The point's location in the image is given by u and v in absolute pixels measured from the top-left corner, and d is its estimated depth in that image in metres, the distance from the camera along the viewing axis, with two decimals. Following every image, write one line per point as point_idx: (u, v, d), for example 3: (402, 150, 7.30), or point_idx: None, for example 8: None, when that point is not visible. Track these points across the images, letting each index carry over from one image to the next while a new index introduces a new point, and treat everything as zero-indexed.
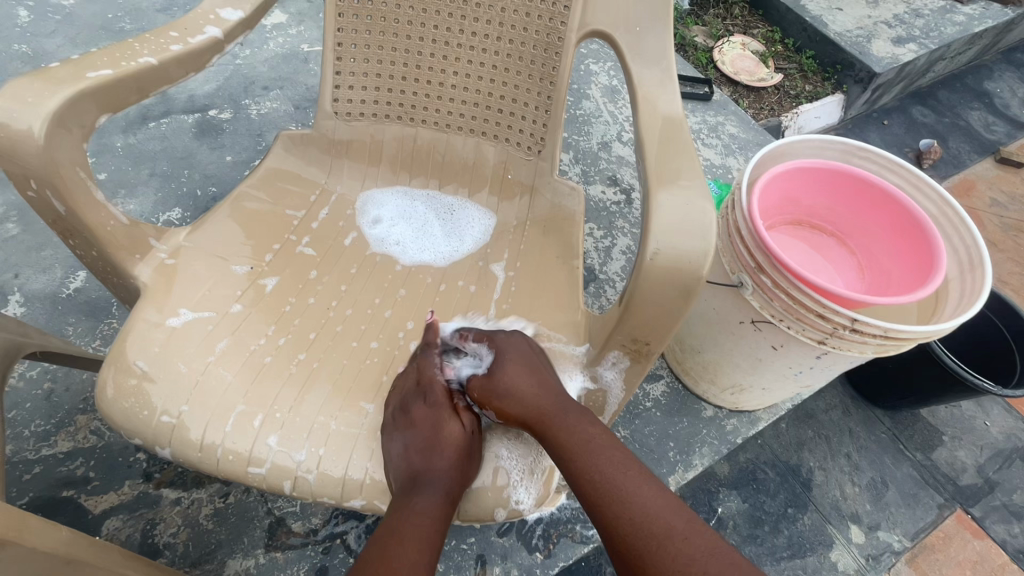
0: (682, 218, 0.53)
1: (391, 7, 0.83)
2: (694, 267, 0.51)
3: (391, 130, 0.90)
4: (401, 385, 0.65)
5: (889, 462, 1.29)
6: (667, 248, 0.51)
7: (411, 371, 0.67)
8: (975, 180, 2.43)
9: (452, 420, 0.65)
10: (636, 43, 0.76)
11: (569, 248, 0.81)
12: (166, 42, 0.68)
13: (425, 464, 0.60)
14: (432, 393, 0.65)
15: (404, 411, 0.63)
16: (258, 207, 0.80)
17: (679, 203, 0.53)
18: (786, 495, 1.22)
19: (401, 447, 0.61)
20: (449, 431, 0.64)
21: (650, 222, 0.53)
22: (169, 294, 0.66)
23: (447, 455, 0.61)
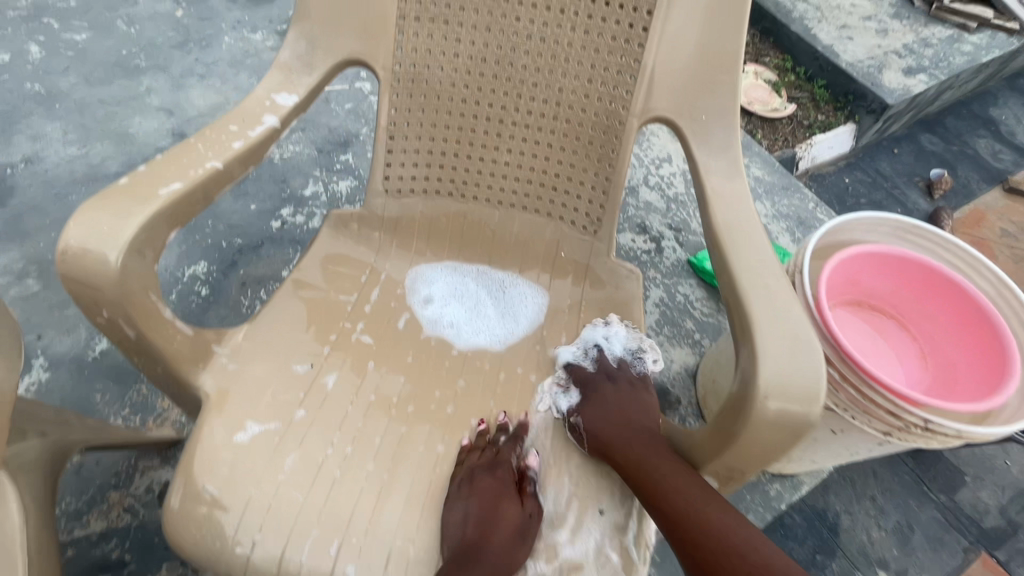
0: (788, 340, 0.52)
1: (446, 86, 0.82)
2: (808, 394, 0.50)
3: (442, 206, 0.88)
4: (479, 458, 0.67)
5: (913, 505, 1.24)
6: (778, 375, 0.50)
7: (492, 446, 0.69)
8: (985, 210, 2.45)
9: (514, 504, 0.65)
10: (702, 131, 0.75)
11: (633, 333, 0.79)
12: (228, 139, 0.66)
13: (479, 537, 0.61)
14: (501, 471, 0.66)
15: (473, 479, 0.65)
16: (311, 294, 0.78)
17: (782, 323, 0.54)
18: (814, 542, 1.17)
19: (461, 515, 0.62)
20: (507, 513, 0.64)
21: (756, 352, 0.52)
22: (234, 405, 0.64)
23: (504, 539, 0.61)
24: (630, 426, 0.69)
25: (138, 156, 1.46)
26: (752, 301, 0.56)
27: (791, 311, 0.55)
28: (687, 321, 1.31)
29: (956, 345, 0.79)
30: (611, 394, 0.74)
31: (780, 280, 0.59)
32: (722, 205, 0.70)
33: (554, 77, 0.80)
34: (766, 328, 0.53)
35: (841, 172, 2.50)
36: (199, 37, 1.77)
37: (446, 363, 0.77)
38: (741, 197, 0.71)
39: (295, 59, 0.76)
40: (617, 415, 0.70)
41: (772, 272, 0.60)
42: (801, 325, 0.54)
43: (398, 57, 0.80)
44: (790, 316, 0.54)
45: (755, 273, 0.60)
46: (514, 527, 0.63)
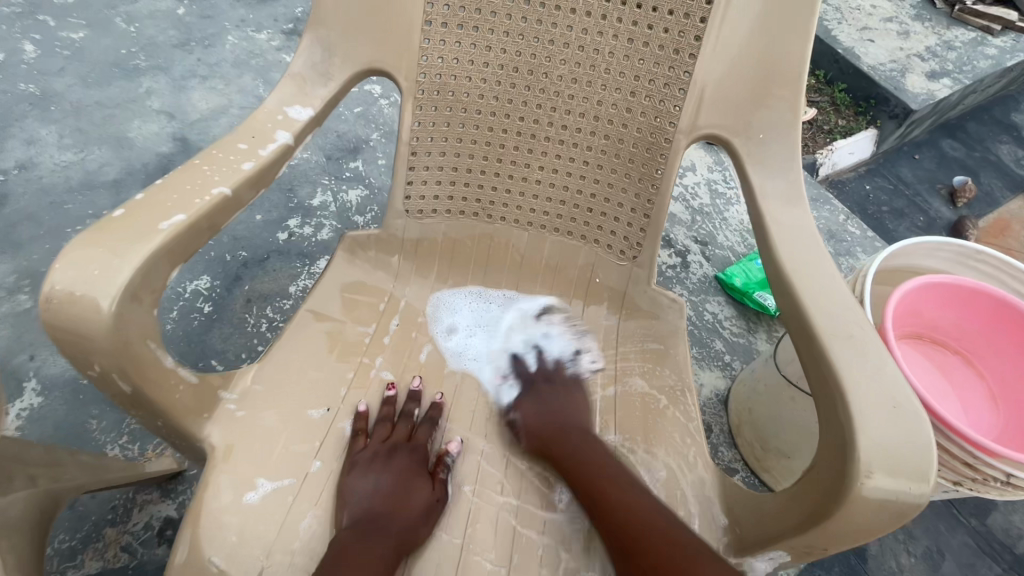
0: (883, 398, 0.46)
1: (474, 98, 0.74)
2: (917, 466, 0.43)
3: (467, 227, 0.81)
4: (389, 434, 0.65)
5: (943, 528, 1.05)
6: (881, 442, 0.44)
7: (408, 422, 0.66)
8: (1009, 219, 2.38)
9: (427, 483, 0.62)
10: (759, 151, 0.68)
11: (678, 370, 0.72)
12: (236, 160, 0.59)
13: (388, 512, 0.58)
14: (416, 451, 0.65)
15: (389, 455, 0.63)
16: (326, 326, 0.71)
17: (871, 375, 0.48)
18: (840, 569, 0.97)
19: (369, 488, 0.60)
20: (417, 492, 0.61)
21: (851, 414, 0.46)
22: (242, 460, 0.57)
23: (410, 518, 0.58)
24: (566, 425, 0.67)
25: (137, 162, 1.39)
26: (840, 354, 0.49)
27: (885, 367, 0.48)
28: (716, 341, 1.24)
29: None
30: (552, 391, 0.71)
31: (866, 327, 0.52)
32: (785, 233, 0.63)
33: (594, 88, 0.73)
34: (860, 390, 0.47)
35: (862, 178, 2.43)
36: (202, 36, 1.69)
37: (474, 403, 0.70)
38: (805, 225, 0.63)
39: (310, 68, 0.69)
40: (558, 410, 0.68)
41: (855, 318, 0.53)
42: (900, 385, 0.47)
43: (423, 66, 0.72)
44: (886, 374, 0.48)
45: (834, 317, 0.53)
46: (422, 506, 0.60)
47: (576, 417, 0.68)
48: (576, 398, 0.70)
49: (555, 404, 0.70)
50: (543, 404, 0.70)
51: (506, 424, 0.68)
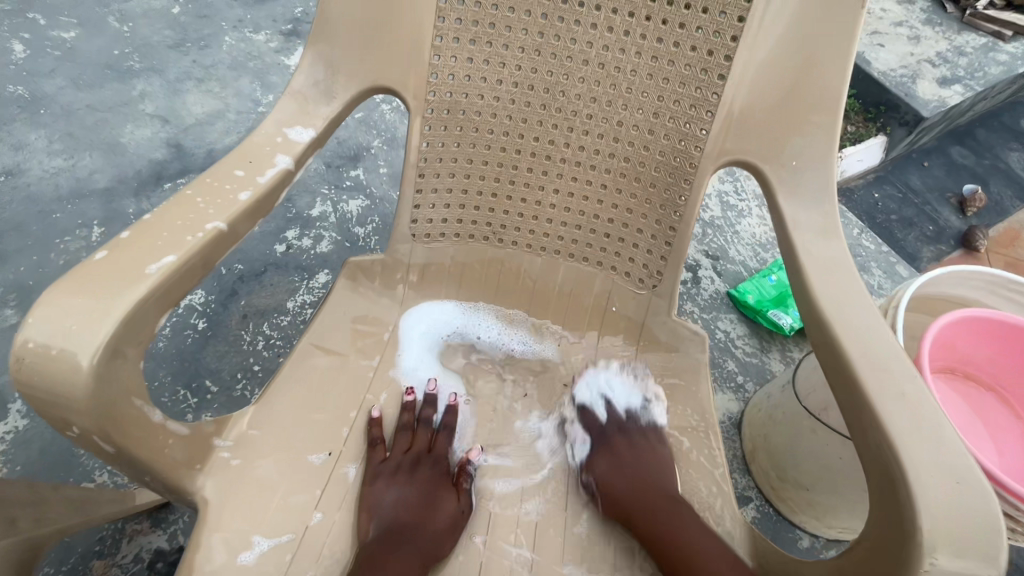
0: (942, 467, 0.43)
1: (486, 117, 0.70)
2: (985, 547, 0.40)
3: (476, 252, 0.77)
4: (412, 445, 0.65)
5: None
6: (944, 519, 0.41)
7: (429, 431, 0.67)
8: (1020, 229, 2.35)
9: (452, 492, 0.62)
10: (791, 178, 0.64)
11: (701, 410, 0.68)
12: (232, 189, 0.55)
13: (415, 525, 0.59)
14: (439, 462, 0.65)
15: (412, 468, 0.63)
16: (327, 362, 0.67)
17: (924, 439, 0.44)
18: None
19: (393, 500, 0.60)
20: (443, 500, 0.61)
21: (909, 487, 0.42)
22: (238, 514, 0.53)
23: (436, 530, 0.58)
24: (644, 486, 0.62)
25: (129, 169, 1.34)
26: (893, 417, 0.46)
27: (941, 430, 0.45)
28: (728, 361, 1.20)
29: None
30: (627, 449, 0.66)
31: (916, 380, 0.48)
32: (823, 269, 0.59)
33: (614, 108, 0.69)
34: (919, 460, 0.43)
35: (870, 186, 2.39)
36: (198, 37, 1.64)
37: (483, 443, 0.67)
38: (841, 261, 0.59)
39: (312, 85, 0.64)
40: (639, 472, 0.63)
41: (905, 370, 0.49)
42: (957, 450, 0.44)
43: (432, 84, 0.68)
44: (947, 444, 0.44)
45: (882, 369, 0.49)
46: (450, 513, 0.60)
47: (649, 476, 0.63)
48: (652, 454, 0.66)
49: (633, 462, 0.65)
50: (618, 465, 0.65)
51: (581, 485, 0.64)
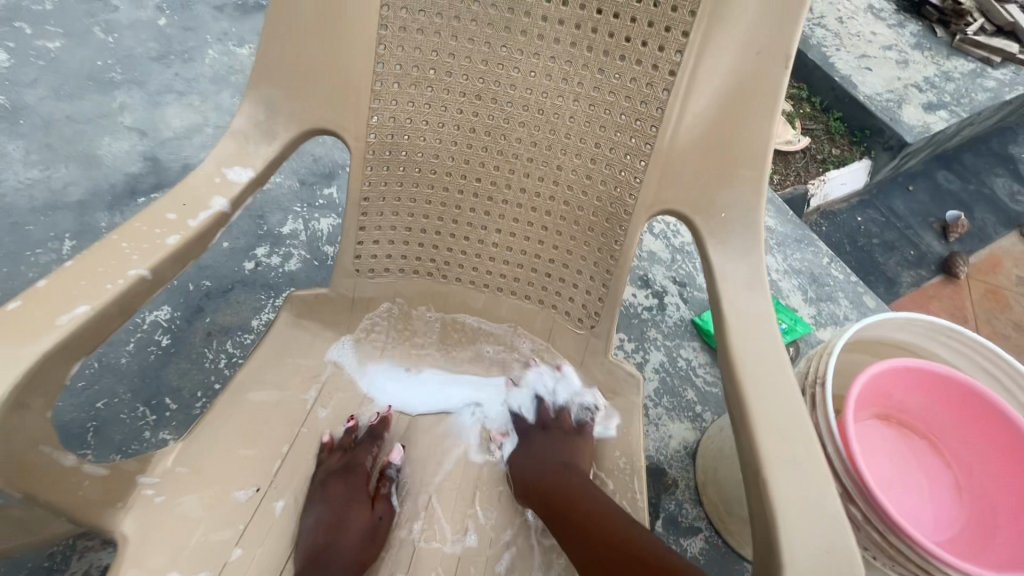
0: (815, 533, 0.45)
1: (428, 158, 0.71)
2: None
3: (420, 287, 0.78)
4: (329, 464, 0.65)
5: None
6: None
7: (349, 447, 0.67)
8: (1001, 257, 2.36)
9: (364, 506, 0.64)
10: (720, 230, 0.65)
11: (629, 453, 0.69)
12: (160, 233, 0.56)
13: (327, 544, 0.60)
14: (356, 476, 0.65)
15: (325, 483, 0.64)
16: (262, 395, 0.68)
17: (802, 504, 0.46)
18: None
19: (312, 524, 0.61)
20: (355, 515, 0.62)
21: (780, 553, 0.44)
22: (156, 553, 0.54)
23: (353, 545, 0.60)
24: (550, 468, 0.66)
25: (104, 182, 1.36)
26: (779, 482, 0.48)
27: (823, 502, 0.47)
28: (688, 390, 1.21)
29: (995, 483, 0.70)
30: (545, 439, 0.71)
31: (807, 443, 0.50)
32: (743, 322, 0.59)
33: (552, 153, 0.70)
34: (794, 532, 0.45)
35: (854, 210, 2.39)
36: (181, 49, 1.66)
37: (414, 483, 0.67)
38: (763, 315, 0.60)
39: (252, 126, 0.66)
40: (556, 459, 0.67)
41: (800, 434, 0.51)
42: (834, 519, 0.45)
43: (373, 126, 0.69)
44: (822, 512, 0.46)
45: (777, 432, 0.51)
46: (363, 528, 0.62)
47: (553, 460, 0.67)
48: (563, 442, 0.70)
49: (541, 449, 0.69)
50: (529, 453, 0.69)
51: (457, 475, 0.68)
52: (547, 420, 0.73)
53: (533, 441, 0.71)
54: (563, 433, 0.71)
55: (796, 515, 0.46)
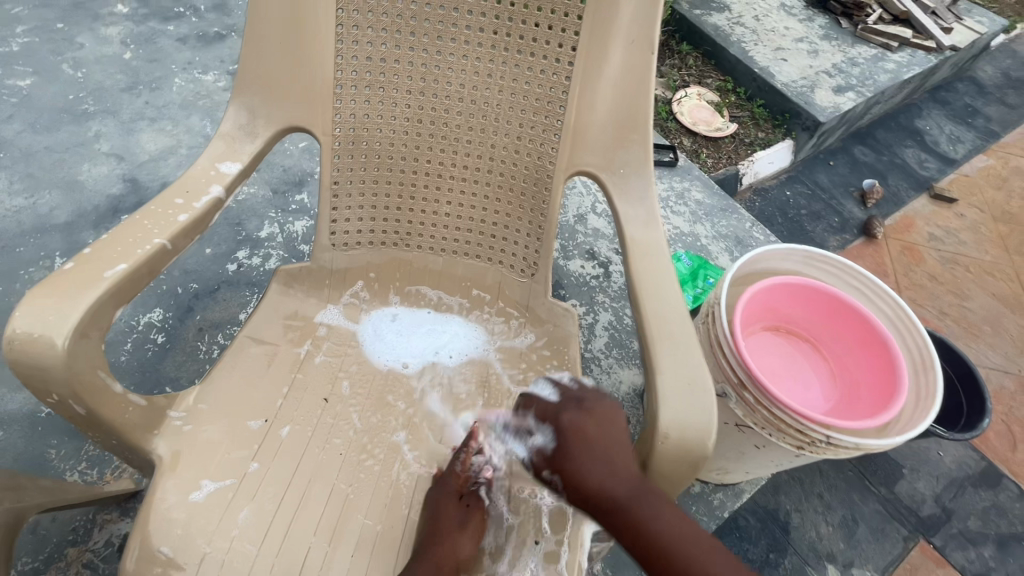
0: (683, 382, 0.63)
1: (386, 146, 0.87)
2: (701, 429, 0.60)
3: (387, 255, 0.94)
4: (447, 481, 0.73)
5: None
6: (677, 413, 0.61)
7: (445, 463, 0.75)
8: (914, 217, 2.64)
9: (455, 503, 0.70)
10: (622, 183, 0.82)
11: (568, 370, 0.85)
12: (172, 213, 0.70)
13: (426, 539, 0.67)
14: (447, 480, 0.73)
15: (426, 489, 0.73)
16: (261, 349, 0.82)
17: (675, 364, 0.65)
18: None
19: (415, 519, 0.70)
20: (447, 511, 0.69)
21: (659, 397, 0.62)
22: (189, 468, 0.68)
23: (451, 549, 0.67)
24: (607, 480, 0.60)
25: (87, 204, 1.47)
26: (662, 355, 0.66)
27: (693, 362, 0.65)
28: (634, 342, 1.38)
29: (858, 366, 0.90)
30: (586, 433, 0.63)
31: (683, 325, 0.68)
32: (641, 251, 0.77)
33: (486, 134, 0.87)
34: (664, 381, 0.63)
35: (782, 185, 2.65)
36: (149, 79, 1.78)
37: (402, 408, 0.81)
38: (657, 243, 0.78)
39: (237, 128, 0.80)
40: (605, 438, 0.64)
41: (679, 322, 0.69)
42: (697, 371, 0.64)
43: (337, 121, 0.84)
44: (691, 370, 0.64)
45: (663, 322, 0.69)
46: (455, 522, 0.69)
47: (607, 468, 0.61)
48: (608, 433, 0.63)
49: (594, 448, 0.62)
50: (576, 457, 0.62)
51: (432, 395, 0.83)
52: (573, 404, 0.67)
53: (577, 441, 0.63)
54: (609, 412, 0.65)
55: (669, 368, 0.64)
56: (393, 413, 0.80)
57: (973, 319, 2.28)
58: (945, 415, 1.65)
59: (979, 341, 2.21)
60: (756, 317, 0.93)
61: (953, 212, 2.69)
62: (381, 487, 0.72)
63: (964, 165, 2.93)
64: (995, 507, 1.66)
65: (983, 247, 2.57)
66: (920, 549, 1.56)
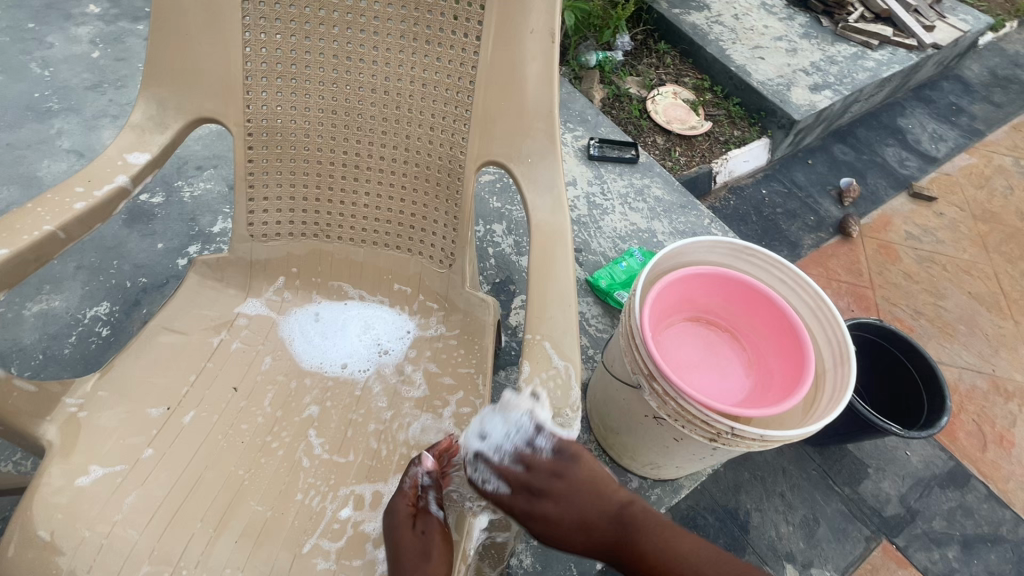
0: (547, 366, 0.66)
1: (300, 137, 0.88)
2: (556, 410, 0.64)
3: (309, 247, 0.94)
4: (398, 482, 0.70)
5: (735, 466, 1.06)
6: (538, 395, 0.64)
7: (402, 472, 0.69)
8: (892, 216, 2.62)
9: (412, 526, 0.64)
10: (530, 172, 0.83)
11: (479, 360, 0.86)
12: (70, 200, 0.71)
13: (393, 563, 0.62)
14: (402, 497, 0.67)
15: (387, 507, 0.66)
16: (170, 338, 0.82)
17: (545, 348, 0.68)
18: None
19: None
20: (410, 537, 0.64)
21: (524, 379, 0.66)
22: (79, 452, 0.68)
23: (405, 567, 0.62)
24: (594, 523, 0.64)
25: None
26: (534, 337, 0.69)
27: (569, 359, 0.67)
28: (581, 336, 1.40)
29: (775, 357, 0.91)
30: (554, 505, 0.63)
31: (564, 311, 0.71)
32: (540, 239, 0.78)
33: (400, 126, 0.87)
34: (538, 380, 0.65)
35: (758, 184, 2.64)
36: (114, 78, 1.80)
37: (311, 396, 0.81)
38: (558, 232, 0.79)
39: (146, 120, 0.81)
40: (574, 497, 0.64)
41: (560, 309, 0.71)
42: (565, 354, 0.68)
43: (248, 113, 0.85)
44: (560, 362, 0.66)
45: (546, 313, 0.71)
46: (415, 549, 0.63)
47: (585, 523, 0.64)
48: (582, 487, 0.64)
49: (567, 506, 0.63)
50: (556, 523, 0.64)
51: (339, 384, 0.83)
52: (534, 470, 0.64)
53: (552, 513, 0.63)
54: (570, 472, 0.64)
55: (541, 371, 0.66)
56: (304, 402, 0.80)
57: (947, 318, 2.26)
58: (907, 414, 1.63)
59: (953, 341, 2.19)
60: (672, 307, 0.95)
61: (932, 211, 2.67)
62: (277, 474, 0.72)
63: (946, 163, 2.90)
64: (961, 508, 1.63)
65: (961, 246, 2.54)
66: (883, 550, 1.53)
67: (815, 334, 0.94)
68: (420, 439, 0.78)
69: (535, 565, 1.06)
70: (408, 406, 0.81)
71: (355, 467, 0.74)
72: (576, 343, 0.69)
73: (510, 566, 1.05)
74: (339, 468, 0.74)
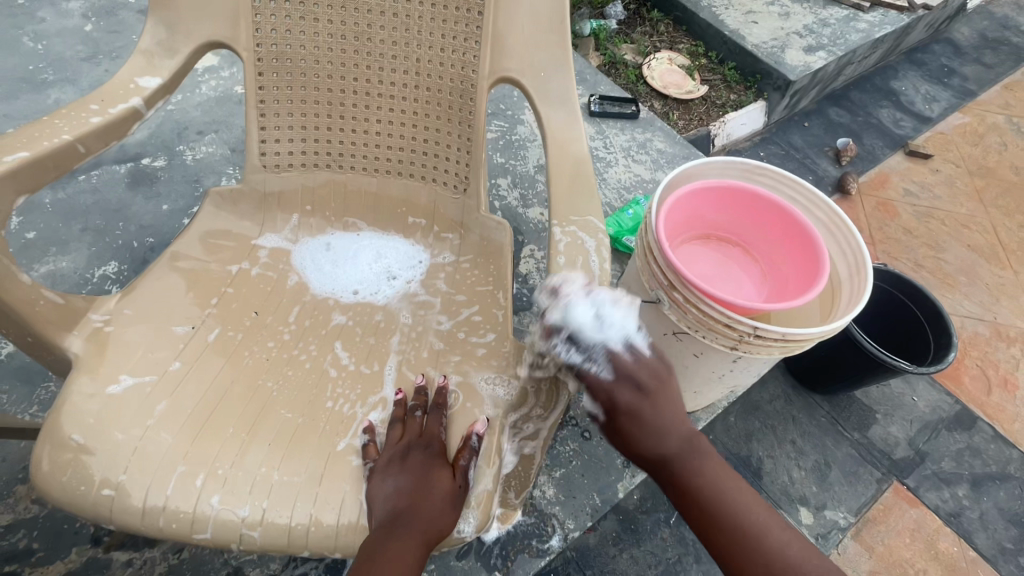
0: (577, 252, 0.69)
1: (310, 64, 0.87)
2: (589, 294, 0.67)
3: (322, 178, 0.94)
4: (403, 434, 0.69)
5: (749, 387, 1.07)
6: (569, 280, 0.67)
7: (422, 417, 0.70)
8: (889, 174, 2.64)
9: (440, 474, 0.65)
10: (543, 86, 0.83)
11: (499, 280, 0.86)
12: (84, 116, 0.71)
13: (410, 510, 0.62)
14: (433, 446, 0.68)
15: (407, 454, 0.67)
16: (187, 265, 0.82)
17: (573, 234, 0.70)
18: None
19: (392, 490, 0.64)
20: (437, 485, 0.65)
21: (553, 264, 0.68)
22: (104, 364, 0.68)
23: (439, 509, 0.63)
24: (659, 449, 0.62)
25: None
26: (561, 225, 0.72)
27: (596, 237, 0.71)
28: None
29: (791, 268, 0.92)
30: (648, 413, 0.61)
31: (590, 204, 0.74)
32: (557, 149, 0.78)
33: (410, 48, 0.86)
34: (568, 268, 0.68)
35: (756, 146, 2.64)
36: (109, 49, 1.78)
37: (337, 311, 0.82)
38: (576, 139, 0.79)
39: (156, 44, 0.80)
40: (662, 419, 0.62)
41: (587, 202, 0.74)
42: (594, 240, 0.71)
43: (257, 38, 0.85)
44: (592, 245, 0.70)
45: (571, 206, 0.74)
46: (443, 493, 0.64)
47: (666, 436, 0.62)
48: (667, 408, 0.63)
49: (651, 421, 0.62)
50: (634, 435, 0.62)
51: (358, 307, 0.83)
52: (631, 374, 0.62)
53: (646, 416, 0.61)
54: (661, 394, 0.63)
55: (574, 255, 0.69)
56: (332, 321, 0.80)
57: (948, 270, 2.28)
58: (915, 358, 1.63)
59: (954, 291, 2.20)
60: (684, 225, 0.96)
61: (928, 168, 2.69)
62: (306, 383, 0.73)
63: (940, 123, 2.92)
64: (970, 449, 1.56)
65: (958, 201, 2.56)
66: (894, 490, 1.46)
67: (830, 250, 0.95)
68: (448, 351, 0.78)
69: (558, 496, 1.07)
70: (432, 325, 0.81)
71: (382, 377, 0.75)
72: (602, 230, 0.72)
73: (533, 497, 1.06)
74: (366, 379, 0.75)
